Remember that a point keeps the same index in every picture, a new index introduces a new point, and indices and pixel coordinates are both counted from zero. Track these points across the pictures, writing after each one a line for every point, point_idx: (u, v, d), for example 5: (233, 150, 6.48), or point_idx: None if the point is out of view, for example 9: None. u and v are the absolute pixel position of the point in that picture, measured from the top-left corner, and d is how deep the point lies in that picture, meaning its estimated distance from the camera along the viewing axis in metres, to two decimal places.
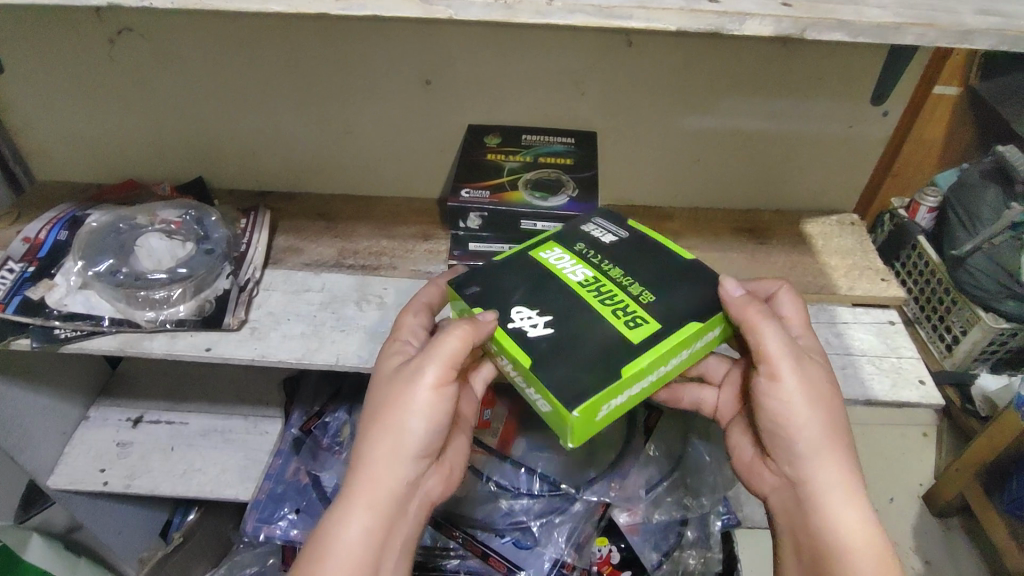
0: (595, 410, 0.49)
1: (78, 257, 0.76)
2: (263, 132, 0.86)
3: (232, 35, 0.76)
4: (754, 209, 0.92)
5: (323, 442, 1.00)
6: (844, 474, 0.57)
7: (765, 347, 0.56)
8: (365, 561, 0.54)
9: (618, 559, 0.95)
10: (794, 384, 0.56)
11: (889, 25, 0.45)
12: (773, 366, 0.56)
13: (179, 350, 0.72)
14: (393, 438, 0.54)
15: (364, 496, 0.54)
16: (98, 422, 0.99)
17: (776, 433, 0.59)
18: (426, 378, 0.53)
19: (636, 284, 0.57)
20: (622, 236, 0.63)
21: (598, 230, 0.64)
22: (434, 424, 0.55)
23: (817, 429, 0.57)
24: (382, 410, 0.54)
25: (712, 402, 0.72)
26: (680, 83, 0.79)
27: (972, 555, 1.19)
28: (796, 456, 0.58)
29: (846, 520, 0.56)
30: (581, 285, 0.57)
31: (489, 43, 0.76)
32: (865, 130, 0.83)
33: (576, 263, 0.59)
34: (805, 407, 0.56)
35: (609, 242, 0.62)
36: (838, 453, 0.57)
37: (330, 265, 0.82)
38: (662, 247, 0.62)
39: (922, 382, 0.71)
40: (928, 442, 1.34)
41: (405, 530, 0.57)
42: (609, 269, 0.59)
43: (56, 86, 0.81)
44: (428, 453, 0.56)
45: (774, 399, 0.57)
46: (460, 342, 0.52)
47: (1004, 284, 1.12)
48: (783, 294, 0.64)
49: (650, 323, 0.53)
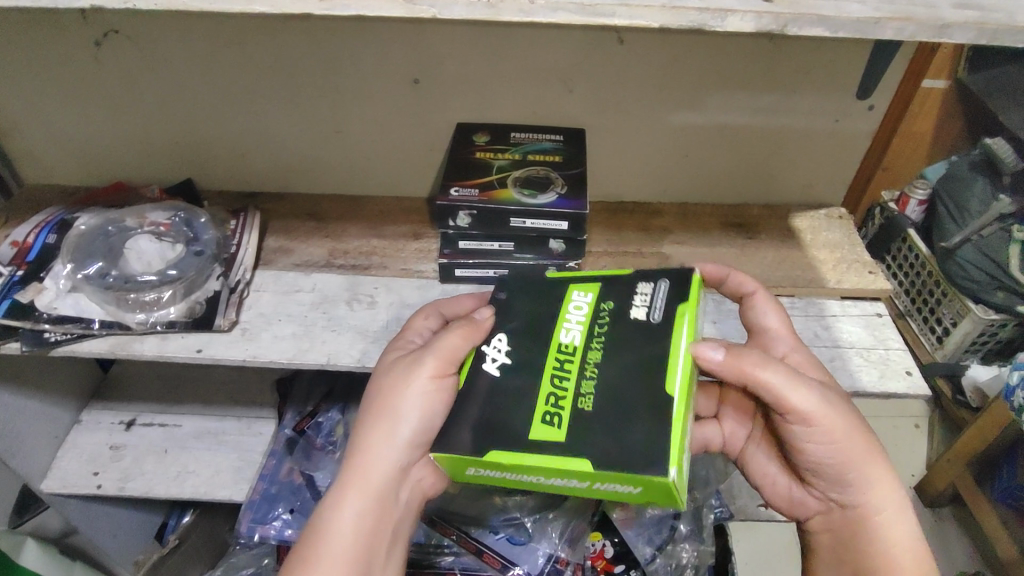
0: (460, 466, 0.52)
1: (67, 260, 0.76)
2: (253, 134, 0.86)
3: (220, 36, 0.75)
4: (743, 203, 0.93)
5: (316, 442, 0.99)
6: (889, 491, 0.58)
7: (796, 398, 0.54)
8: (354, 550, 0.54)
9: (611, 553, 0.94)
10: (829, 427, 0.55)
11: (869, 20, 0.45)
12: (806, 413, 0.55)
13: (169, 352, 0.72)
14: (387, 424, 0.55)
15: (357, 480, 0.55)
16: (90, 425, 0.99)
17: (816, 467, 0.59)
18: (424, 369, 0.55)
19: (591, 383, 0.52)
20: (648, 321, 0.54)
21: (645, 297, 0.56)
22: (428, 415, 0.54)
23: (858, 458, 0.57)
24: (380, 397, 0.56)
25: (719, 439, 0.69)
26: (668, 79, 0.79)
27: (965, 544, 1.20)
28: (842, 483, 0.59)
29: (900, 530, 0.58)
30: (556, 346, 0.55)
31: (476, 41, 0.76)
32: (852, 124, 0.83)
33: (580, 323, 0.56)
34: (842, 443, 0.56)
35: (636, 318, 0.55)
36: (880, 472, 0.58)
37: (320, 265, 0.82)
38: (678, 366, 0.51)
39: (909, 373, 0.72)
40: (920, 434, 1.35)
41: (395, 523, 0.57)
42: (594, 347, 0.54)
43: (41, 88, 0.81)
44: (425, 446, 0.56)
45: (811, 440, 0.57)
46: (465, 337, 0.56)
47: (992, 275, 1.13)
48: (760, 295, 0.65)
49: (558, 433, 0.50)
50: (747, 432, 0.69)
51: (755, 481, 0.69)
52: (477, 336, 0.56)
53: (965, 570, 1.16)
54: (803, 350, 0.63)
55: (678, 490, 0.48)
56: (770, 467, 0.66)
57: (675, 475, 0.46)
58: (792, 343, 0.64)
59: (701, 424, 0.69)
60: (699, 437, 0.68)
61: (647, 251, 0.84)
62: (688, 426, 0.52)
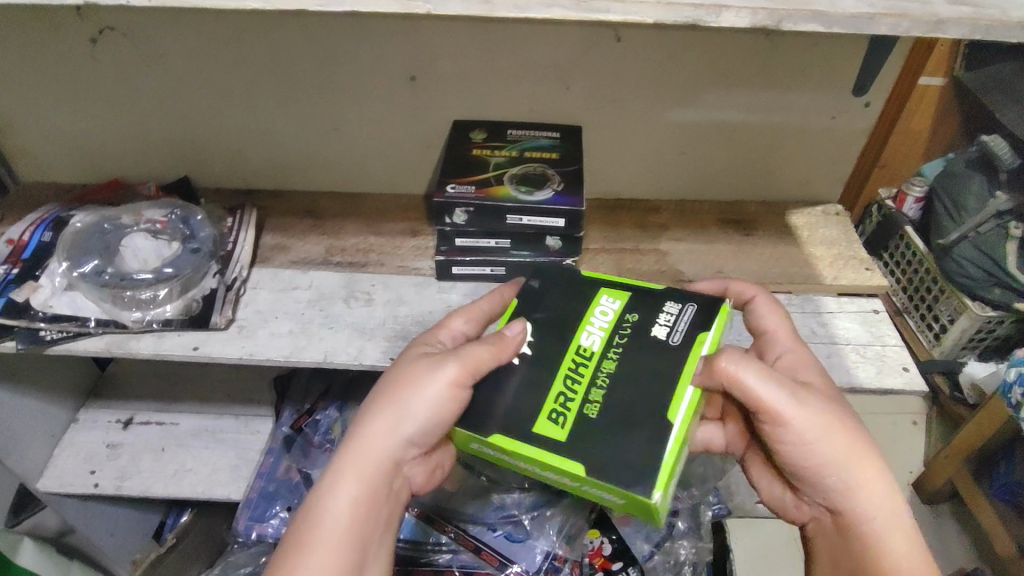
0: (465, 441, 0.54)
1: (62, 258, 0.76)
2: (249, 132, 0.86)
3: (216, 34, 0.75)
4: (740, 200, 0.93)
5: (314, 439, 0.99)
6: (880, 497, 0.57)
7: (765, 399, 0.54)
8: (347, 539, 0.54)
9: (610, 551, 0.92)
10: (799, 429, 0.55)
11: (862, 16, 0.45)
12: (775, 415, 0.55)
13: (165, 350, 0.72)
14: (393, 417, 0.54)
15: (356, 469, 0.54)
16: (88, 424, 0.99)
17: (802, 472, 0.58)
18: (442, 374, 0.53)
19: (602, 393, 0.53)
20: (667, 342, 0.55)
21: (670, 318, 0.56)
22: (437, 417, 0.53)
23: (839, 463, 0.56)
24: (392, 391, 0.55)
25: (720, 441, 0.69)
26: (665, 76, 0.79)
27: (962, 540, 1.20)
28: (827, 490, 0.58)
29: (891, 541, 0.56)
30: (574, 348, 0.55)
31: (472, 38, 0.76)
32: (848, 121, 0.83)
33: (602, 330, 0.56)
34: (817, 446, 0.56)
35: (657, 337, 0.55)
36: (866, 478, 0.57)
37: (317, 263, 0.82)
38: (685, 392, 0.52)
39: (906, 369, 0.72)
40: (918, 431, 1.35)
41: (388, 513, 0.57)
42: (611, 357, 0.54)
43: (37, 86, 0.80)
44: (426, 443, 0.55)
45: (785, 444, 0.56)
46: (493, 353, 0.53)
47: (988, 272, 1.13)
48: (761, 301, 0.65)
49: (555, 428, 0.51)
50: (746, 436, 0.69)
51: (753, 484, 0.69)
52: (506, 352, 0.54)
53: (963, 566, 1.17)
54: (798, 348, 0.62)
55: (661, 512, 0.48)
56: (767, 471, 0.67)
57: (659, 499, 0.47)
58: (790, 344, 0.63)
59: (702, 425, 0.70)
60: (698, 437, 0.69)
61: (644, 248, 0.84)
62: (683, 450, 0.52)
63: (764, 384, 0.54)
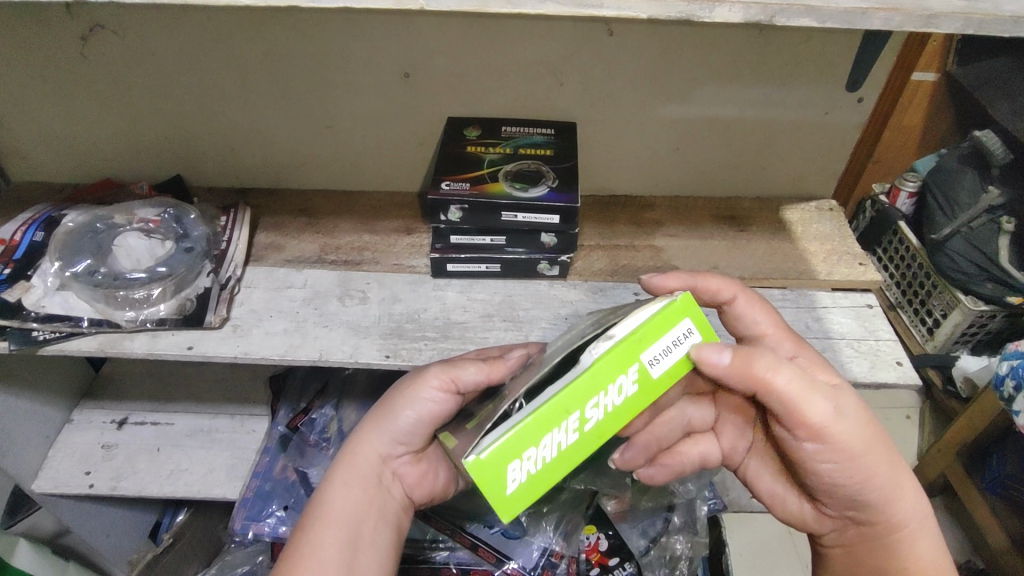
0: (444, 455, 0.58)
1: (54, 258, 0.75)
2: (242, 130, 0.86)
3: (208, 30, 0.75)
4: (734, 196, 0.93)
5: (310, 438, 0.97)
6: (914, 507, 0.59)
7: (810, 412, 0.53)
8: (348, 528, 0.58)
9: (607, 546, 0.95)
10: (846, 443, 0.55)
11: (857, 11, 0.45)
12: (817, 431, 0.54)
13: (160, 349, 0.72)
14: (386, 414, 0.61)
15: (353, 463, 0.61)
16: (82, 424, 0.98)
17: (832, 487, 0.58)
18: (431, 380, 0.59)
19: (517, 385, 0.48)
20: (593, 328, 0.49)
21: (626, 311, 0.50)
22: (424, 413, 0.60)
23: (881, 474, 0.57)
24: (393, 394, 0.62)
25: (718, 452, 0.70)
26: (659, 74, 0.79)
27: (954, 534, 1.22)
28: (863, 504, 0.58)
29: (920, 547, 0.59)
30: (536, 361, 0.52)
31: (465, 34, 0.76)
32: (841, 116, 0.84)
33: (566, 336, 0.52)
34: (858, 459, 0.55)
35: (594, 327, 0.49)
36: (904, 487, 0.58)
37: (311, 261, 0.81)
38: (575, 370, 0.43)
39: (899, 363, 0.73)
40: (911, 425, 1.36)
41: (384, 512, 0.61)
42: (551, 352, 0.50)
43: (26, 85, 0.80)
44: (416, 440, 0.62)
45: (828, 460, 0.56)
46: (481, 370, 0.58)
47: (982, 266, 1.13)
48: (742, 299, 0.63)
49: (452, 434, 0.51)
50: (745, 444, 0.70)
51: (765, 499, 0.70)
52: (497, 371, 0.58)
53: (956, 559, 1.17)
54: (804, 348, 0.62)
55: (488, 487, 0.40)
56: (776, 484, 0.68)
57: (481, 463, 0.40)
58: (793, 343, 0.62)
59: (697, 439, 0.70)
60: (694, 452, 0.70)
61: (639, 244, 0.84)
62: (564, 438, 0.42)
63: (805, 395, 0.53)
